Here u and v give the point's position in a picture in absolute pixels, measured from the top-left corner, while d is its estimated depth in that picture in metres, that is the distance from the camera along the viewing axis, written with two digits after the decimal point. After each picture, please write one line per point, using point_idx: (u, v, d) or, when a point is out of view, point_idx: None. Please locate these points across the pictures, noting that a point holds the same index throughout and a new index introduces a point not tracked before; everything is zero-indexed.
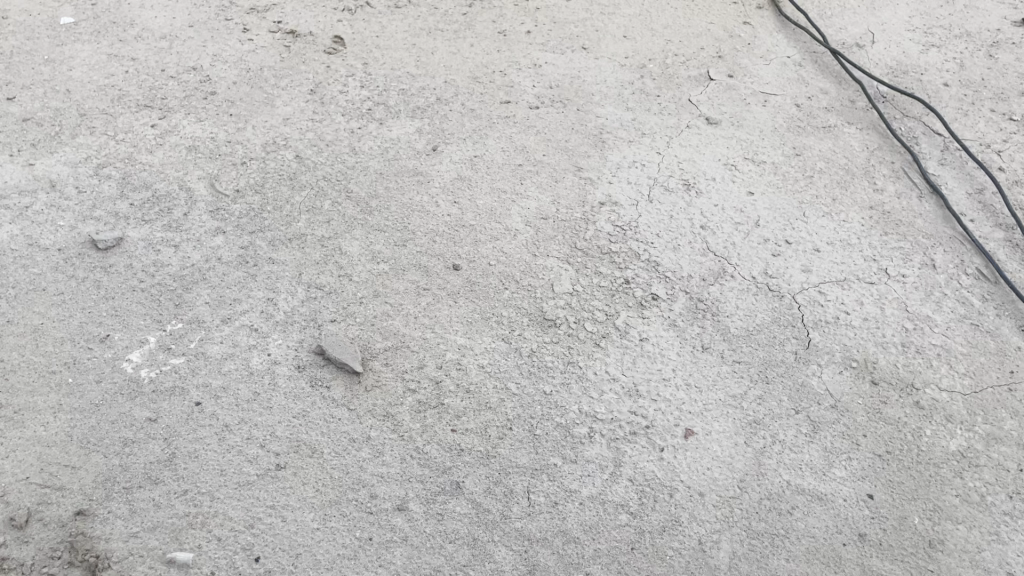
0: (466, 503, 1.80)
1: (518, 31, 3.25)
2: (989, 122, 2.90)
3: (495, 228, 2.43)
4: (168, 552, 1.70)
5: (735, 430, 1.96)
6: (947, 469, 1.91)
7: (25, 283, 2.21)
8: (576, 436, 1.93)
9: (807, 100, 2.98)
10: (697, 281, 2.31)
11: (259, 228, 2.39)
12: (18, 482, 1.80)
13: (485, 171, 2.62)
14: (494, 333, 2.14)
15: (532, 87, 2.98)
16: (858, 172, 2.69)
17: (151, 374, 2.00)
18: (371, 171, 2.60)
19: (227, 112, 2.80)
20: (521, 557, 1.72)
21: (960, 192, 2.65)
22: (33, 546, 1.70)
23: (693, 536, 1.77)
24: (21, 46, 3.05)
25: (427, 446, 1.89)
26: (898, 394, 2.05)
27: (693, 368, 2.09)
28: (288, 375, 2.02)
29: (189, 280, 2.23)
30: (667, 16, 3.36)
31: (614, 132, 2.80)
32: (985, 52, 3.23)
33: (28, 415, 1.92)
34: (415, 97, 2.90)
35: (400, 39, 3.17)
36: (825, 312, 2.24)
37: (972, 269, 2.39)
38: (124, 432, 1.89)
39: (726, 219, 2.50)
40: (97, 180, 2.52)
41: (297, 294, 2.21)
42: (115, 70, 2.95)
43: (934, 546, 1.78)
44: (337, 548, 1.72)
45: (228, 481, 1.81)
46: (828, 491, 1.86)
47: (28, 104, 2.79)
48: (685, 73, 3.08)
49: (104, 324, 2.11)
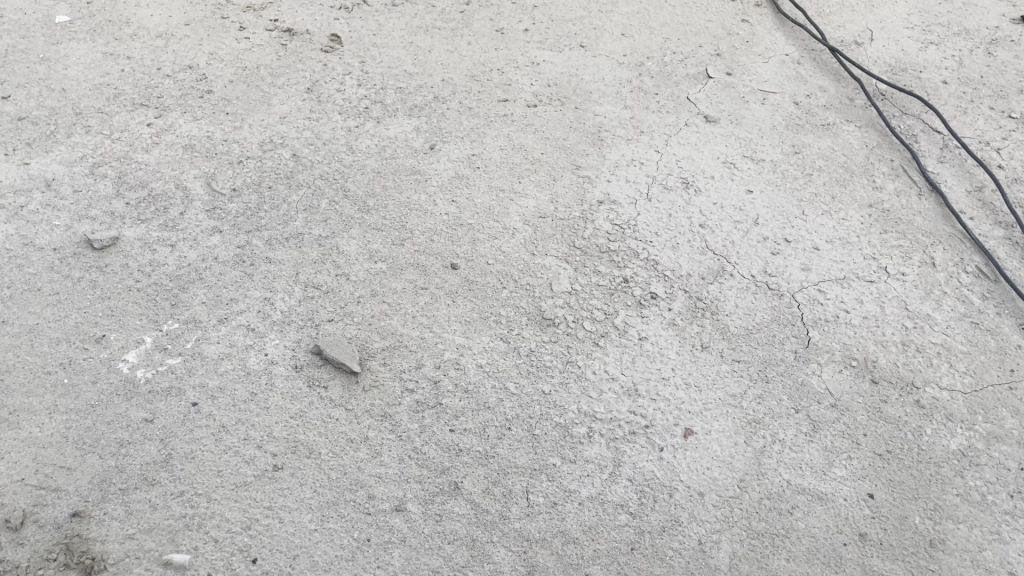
0: (465, 503, 1.79)
1: (516, 29, 3.24)
2: (988, 119, 2.90)
3: (493, 226, 2.42)
4: (165, 554, 1.68)
5: (735, 429, 1.95)
6: (948, 468, 1.90)
7: (20, 283, 2.19)
8: (575, 436, 1.92)
9: (806, 98, 2.97)
10: (696, 280, 2.30)
11: (255, 228, 2.38)
12: (13, 483, 1.79)
13: (483, 169, 2.61)
14: (492, 333, 2.13)
15: (529, 85, 2.97)
16: (858, 170, 2.68)
17: (147, 375, 1.99)
18: (369, 170, 2.58)
19: (223, 111, 2.78)
20: (521, 558, 1.71)
21: (959, 190, 2.64)
22: (28, 548, 1.69)
23: (693, 536, 1.76)
24: (16, 45, 3.03)
25: (426, 447, 1.88)
26: (898, 393, 2.05)
27: (693, 367, 2.08)
28: (285, 375, 2.01)
29: (185, 279, 2.22)
30: (665, 15, 3.35)
31: (612, 130, 2.79)
32: (983, 50, 3.22)
33: (24, 416, 1.90)
34: (412, 96, 2.89)
35: (397, 37, 3.16)
36: (825, 311, 2.23)
37: (972, 268, 2.38)
38: (121, 433, 1.87)
39: (725, 218, 2.49)
40: (93, 179, 2.51)
41: (294, 294, 2.19)
42: (110, 69, 2.93)
43: (934, 545, 1.77)
44: (335, 549, 1.70)
45: (225, 482, 1.80)
46: (828, 491, 1.85)
47: (23, 103, 2.77)
48: (683, 71, 3.06)
49: (100, 324, 2.10)
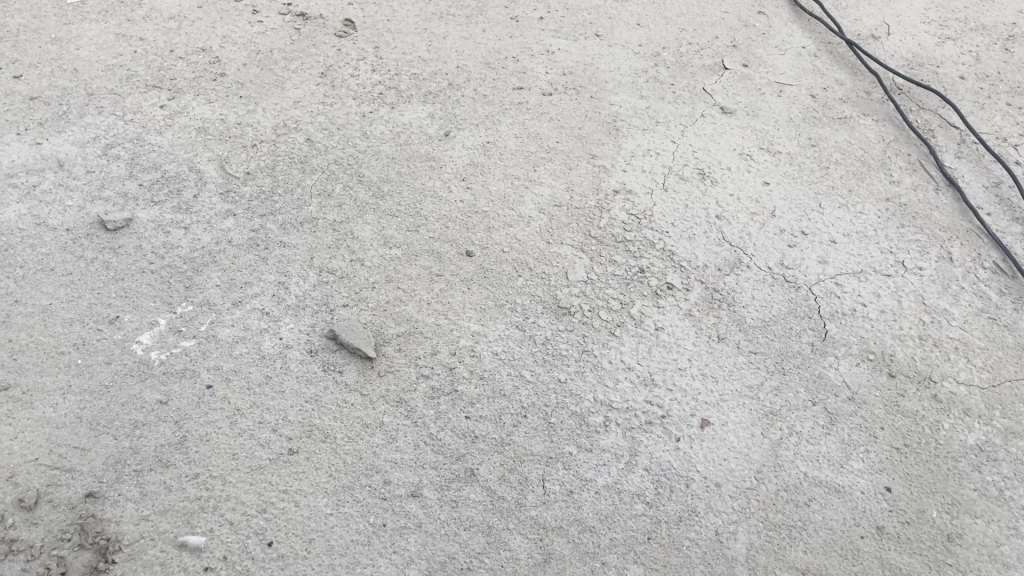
0: (481, 490, 1.78)
1: (530, 17, 3.22)
2: (1005, 115, 2.88)
3: (508, 215, 2.40)
4: (180, 536, 1.67)
5: (751, 421, 1.95)
6: (965, 463, 1.90)
7: (33, 264, 2.18)
8: (591, 425, 1.91)
9: (822, 91, 2.96)
10: (713, 271, 2.29)
11: (270, 211, 2.37)
12: (27, 463, 1.77)
13: (498, 157, 2.59)
14: (507, 320, 2.12)
15: (544, 74, 2.95)
16: (874, 163, 2.67)
17: (161, 357, 1.98)
18: (383, 156, 2.57)
19: (236, 93, 2.76)
20: (536, 546, 1.70)
21: (977, 186, 2.62)
22: (42, 528, 1.67)
23: (710, 526, 1.75)
24: (27, 25, 3.01)
25: (442, 433, 1.87)
26: (915, 387, 2.04)
27: (709, 359, 2.07)
28: (300, 359, 2.00)
29: (199, 262, 2.21)
30: (681, 5, 3.34)
31: (628, 120, 2.77)
32: (1000, 46, 3.20)
33: (36, 396, 1.89)
34: (426, 82, 2.87)
35: (411, 23, 3.14)
36: (842, 304, 2.23)
37: (989, 263, 2.37)
38: (136, 415, 1.87)
39: (741, 209, 2.48)
40: (106, 160, 2.49)
41: (309, 279, 2.18)
42: (123, 50, 2.91)
43: (952, 540, 1.76)
44: (351, 533, 1.70)
45: (240, 465, 1.79)
46: (845, 483, 1.84)
47: (35, 82, 2.75)
48: (699, 62, 3.04)
49: (113, 306, 2.09)
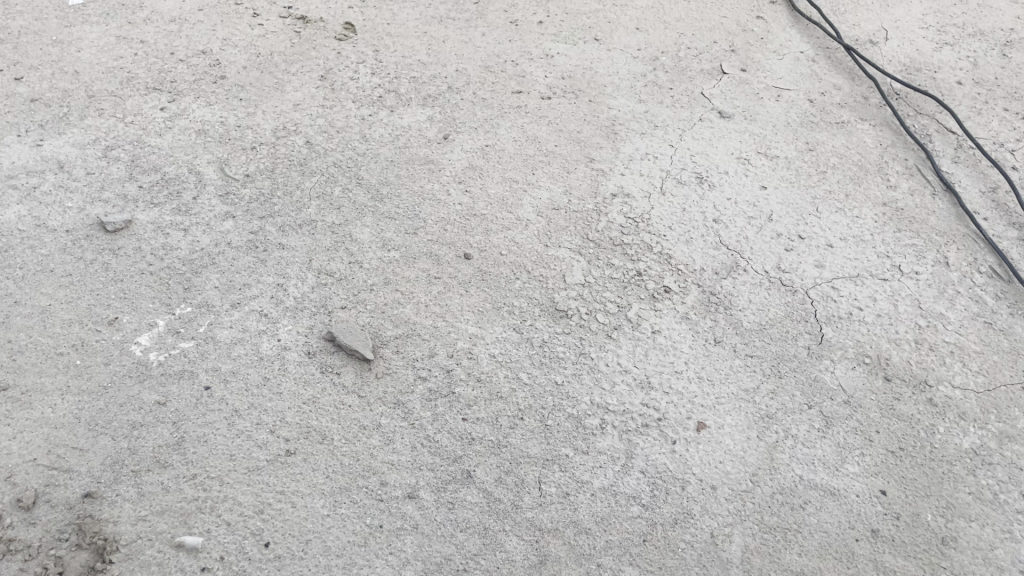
0: (477, 492, 1.79)
1: (530, 21, 3.23)
2: (1003, 121, 2.89)
3: (507, 218, 2.41)
4: (177, 537, 1.68)
5: (747, 423, 1.96)
6: (960, 467, 1.90)
7: (33, 265, 2.19)
8: (588, 427, 1.92)
9: (820, 95, 2.97)
10: (710, 275, 2.30)
11: (269, 213, 2.38)
12: (25, 463, 1.78)
13: (497, 160, 2.60)
14: (505, 323, 2.13)
15: (543, 78, 2.96)
16: (872, 168, 2.68)
17: (160, 358, 1.99)
18: (382, 158, 2.58)
19: (236, 96, 2.78)
20: (532, 548, 1.71)
21: (974, 191, 2.63)
22: (40, 528, 1.68)
23: (706, 529, 1.76)
24: (28, 27, 3.02)
25: (439, 435, 1.88)
26: (911, 390, 2.05)
27: (706, 362, 2.08)
28: (298, 360, 2.01)
29: (198, 264, 2.22)
30: (680, 10, 3.35)
31: (626, 125, 2.78)
32: (998, 51, 3.21)
33: (35, 397, 1.90)
34: (426, 85, 2.88)
35: (411, 27, 3.15)
36: (838, 308, 2.23)
37: (985, 268, 2.38)
38: (134, 416, 1.87)
39: (739, 212, 2.49)
40: (106, 162, 2.50)
41: (308, 281, 2.19)
42: (123, 52, 2.93)
43: (947, 543, 1.76)
44: (348, 534, 1.70)
45: (237, 466, 1.80)
46: (841, 486, 1.85)
47: (36, 84, 2.77)
48: (697, 66, 3.06)
49: (112, 307, 2.09)
